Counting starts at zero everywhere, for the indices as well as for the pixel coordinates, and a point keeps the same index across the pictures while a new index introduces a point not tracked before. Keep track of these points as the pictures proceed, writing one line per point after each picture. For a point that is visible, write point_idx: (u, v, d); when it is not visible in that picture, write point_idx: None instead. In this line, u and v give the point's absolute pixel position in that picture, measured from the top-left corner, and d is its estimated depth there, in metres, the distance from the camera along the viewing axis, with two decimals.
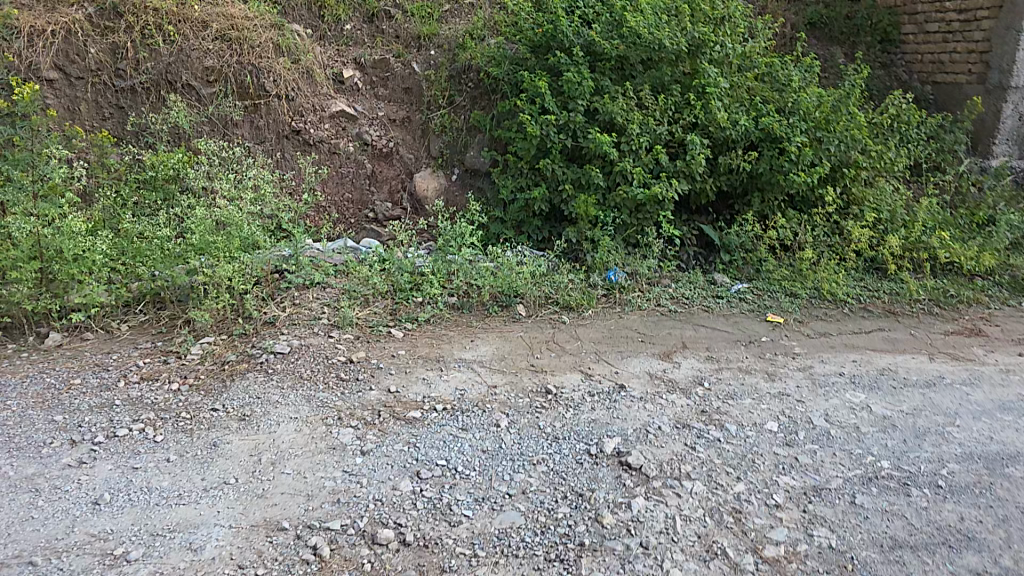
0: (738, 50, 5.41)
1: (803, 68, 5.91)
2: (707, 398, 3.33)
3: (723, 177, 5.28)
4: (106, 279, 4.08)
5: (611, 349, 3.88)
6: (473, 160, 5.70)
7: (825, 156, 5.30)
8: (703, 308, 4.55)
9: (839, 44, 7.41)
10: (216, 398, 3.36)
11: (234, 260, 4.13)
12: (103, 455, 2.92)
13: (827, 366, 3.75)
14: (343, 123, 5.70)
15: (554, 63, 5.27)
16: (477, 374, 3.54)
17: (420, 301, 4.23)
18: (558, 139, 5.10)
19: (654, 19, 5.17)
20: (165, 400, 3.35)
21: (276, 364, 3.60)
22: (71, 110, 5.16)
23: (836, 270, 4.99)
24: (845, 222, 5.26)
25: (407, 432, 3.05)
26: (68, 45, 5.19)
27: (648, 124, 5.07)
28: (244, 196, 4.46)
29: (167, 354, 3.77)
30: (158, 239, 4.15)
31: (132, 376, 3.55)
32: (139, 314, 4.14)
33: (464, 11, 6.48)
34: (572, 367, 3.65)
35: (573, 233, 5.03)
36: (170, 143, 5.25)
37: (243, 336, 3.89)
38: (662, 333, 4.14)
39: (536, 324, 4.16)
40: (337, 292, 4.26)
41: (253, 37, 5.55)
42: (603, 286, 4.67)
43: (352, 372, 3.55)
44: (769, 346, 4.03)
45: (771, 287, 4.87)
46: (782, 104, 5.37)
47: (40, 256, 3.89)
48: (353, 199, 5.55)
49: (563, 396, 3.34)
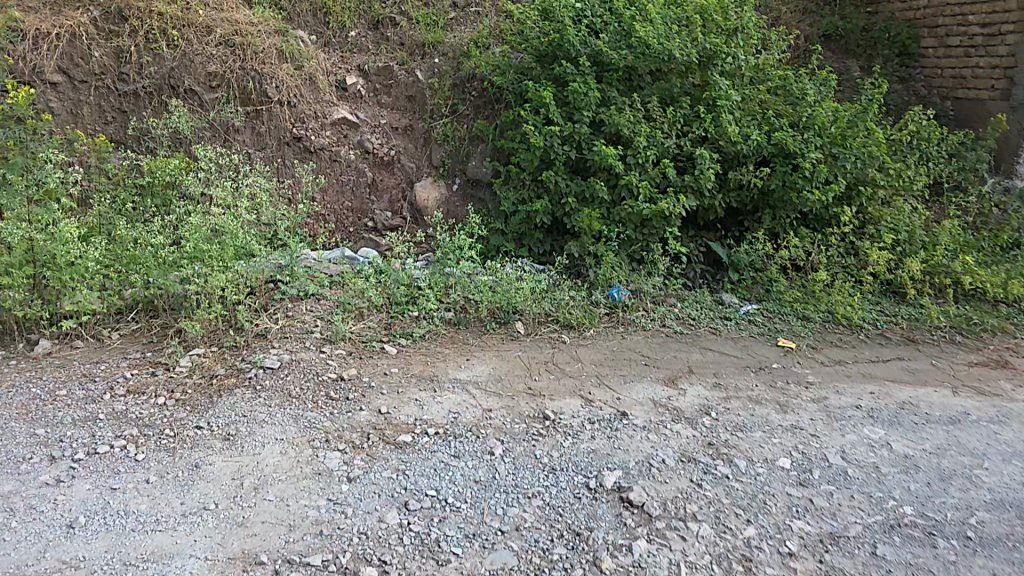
0: (750, 62, 5.28)
1: (818, 82, 5.76)
2: (714, 429, 3.19)
3: (733, 193, 5.12)
4: (99, 285, 3.73)
5: (613, 373, 3.71)
6: (475, 170, 5.55)
7: (840, 173, 5.11)
8: (710, 330, 4.38)
9: (856, 56, 7.26)
10: (201, 415, 3.05)
11: (228, 269, 3.82)
12: (82, 474, 2.65)
13: (843, 398, 3.60)
14: (345, 130, 5.58)
15: (560, 72, 5.11)
16: (471, 397, 3.32)
17: (416, 315, 4.02)
18: (562, 151, 4.95)
19: (664, 29, 5.03)
20: (149, 415, 3.04)
21: (265, 381, 3.29)
22: (74, 114, 5.05)
23: (851, 293, 4.83)
24: (860, 243, 5.10)
25: (396, 458, 2.83)
26: (73, 48, 5.08)
27: (656, 136, 4.92)
28: (240, 204, 4.14)
29: (155, 365, 3.45)
30: (152, 246, 3.83)
31: (118, 390, 3.23)
32: (132, 323, 3.80)
33: (470, 19, 6.36)
34: (572, 391, 3.47)
35: (575, 248, 4.85)
36: (171, 148, 5.11)
37: (234, 349, 3.58)
38: (667, 357, 3.97)
39: (535, 343, 3.99)
40: (332, 305, 3.98)
41: (257, 42, 5.44)
42: (605, 304, 4.51)
43: (342, 391, 3.26)
44: (780, 373, 3.86)
45: (782, 309, 4.71)
46: (796, 118, 5.24)
47: (32, 262, 3.55)
48: (352, 207, 5.41)
49: (561, 423, 3.16)
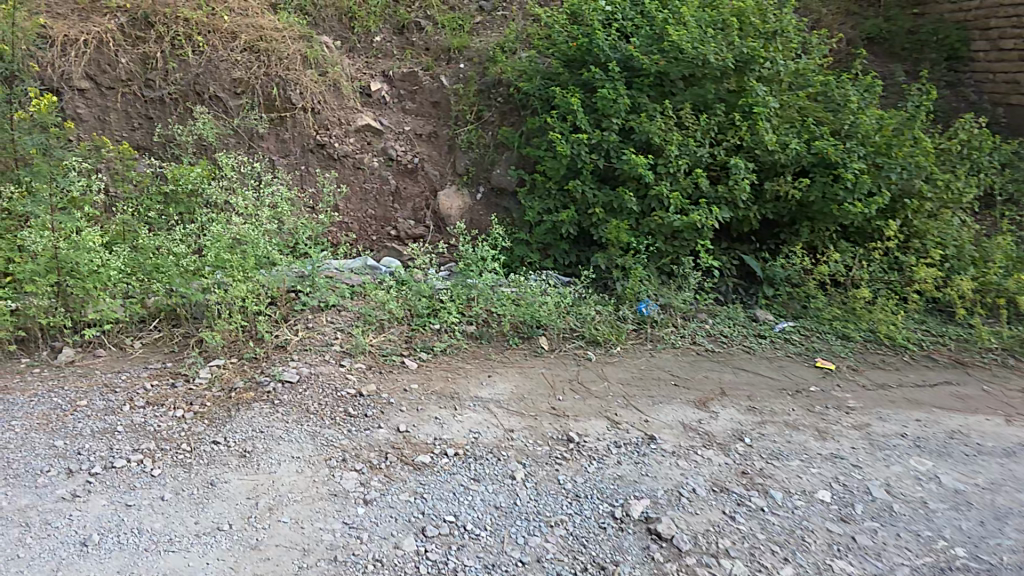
0: (789, 67, 5.11)
1: (861, 88, 5.54)
2: (748, 456, 3.04)
3: (769, 205, 4.99)
4: (123, 293, 3.67)
5: (642, 394, 3.56)
6: (500, 178, 5.43)
7: (885, 184, 4.95)
8: (743, 348, 4.25)
9: (901, 60, 7.01)
10: (218, 430, 2.85)
11: (249, 279, 3.75)
12: (99, 488, 2.44)
13: (887, 425, 3.48)
14: (369, 137, 5.53)
15: (589, 78, 5.00)
16: (492, 416, 3.18)
17: (437, 328, 3.92)
18: (589, 159, 4.83)
19: (698, 33, 4.86)
20: (166, 428, 2.85)
21: (283, 396, 3.12)
22: (101, 120, 5.05)
23: (894, 311, 4.70)
24: (905, 258, 4.94)
25: (415, 480, 2.64)
26: (101, 55, 5.12)
27: (688, 145, 4.77)
28: (263, 213, 4.09)
29: (175, 376, 3.31)
30: (175, 255, 3.80)
31: (137, 401, 3.05)
32: (154, 331, 3.71)
33: (497, 23, 6.28)
34: (599, 413, 3.33)
35: (602, 260, 4.74)
36: (196, 155, 5.09)
37: (253, 361, 3.45)
38: (698, 378, 3.81)
39: (560, 360, 3.86)
40: (352, 317, 3.89)
41: (282, 48, 5.45)
42: (633, 320, 4.36)
43: (361, 408, 3.10)
44: (819, 397, 3.74)
45: (821, 328, 4.60)
46: (839, 126, 5.11)
47: (57, 270, 3.52)
48: (376, 215, 5.34)
49: (586, 446, 3.01)
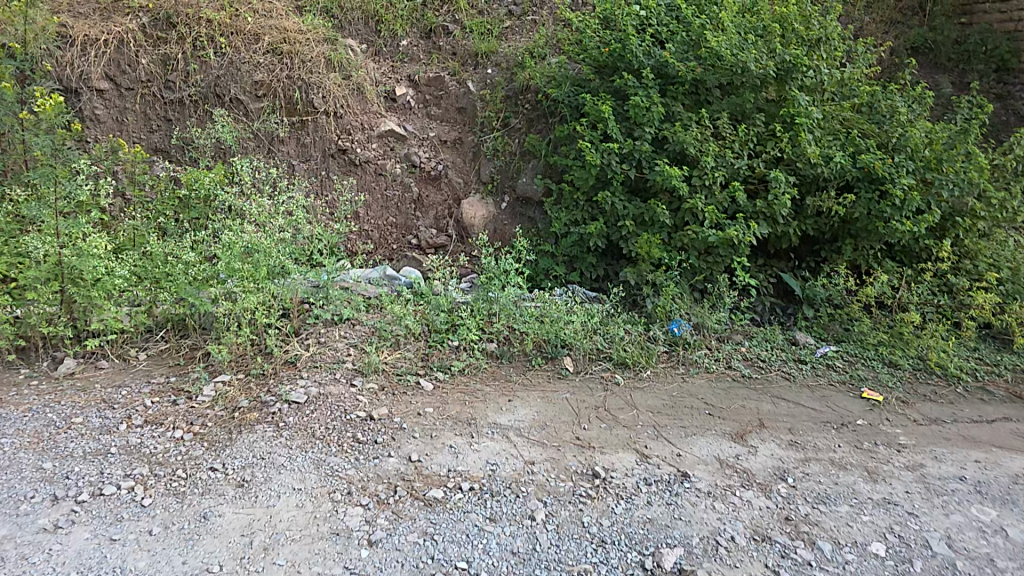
0: (834, 76, 4.83)
1: (909, 98, 5.24)
2: (791, 500, 2.74)
3: (810, 220, 4.72)
4: (130, 301, 3.55)
5: (673, 424, 3.29)
6: (526, 187, 5.22)
7: (935, 201, 4.66)
8: (782, 375, 3.96)
9: (946, 71, 6.69)
10: (217, 455, 2.68)
11: (261, 289, 3.55)
12: (83, 519, 2.27)
13: (944, 466, 3.15)
14: (392, 143, 5.36)
15: (621, 85, 4.74)
16: (512, 446, 2.94)
17: (456, 346, 3.70)
18: (620, 170, 4.59)
19: (738, 39, 4.59)
20: (162, 451, 2.69)
21: (290, 417, 2.93)
22: (119, 122, 4.97)
23: (946, 337, 4.37)
24: (956, 280, 4.62)
25: (425, 519, 2.41)
26: (121, 55, 5.01)
27: (725, 156, 4.51)
28: (276, 219, 3.89)
29: (177, 393, 3.15)
30: (183, 263, 3.60)
31: (135, 420, 2.91)
32: (160, 341, 3.59)
33: (526, 27, 6.04)
34: (626, 444, 3.08)
35: (632, 275, 4.50)
36: (214, 158, 5.00)
37: (260, 378, 3.27)
38: (734, 407, 3.53)
39: (586, 383, 3.61)
40: (367, 332, 3.69)
41: (305, 51, 5.29)
42: (664, 341, 4.11)
43: (371, 433, 2.88)
44: (867, 432, 3.42)
45: (866, 353, 4.29)
46: (885, 139, 4.83)
47: (60, 277, 3.39)
48: (397, 223, 5.20)
49: (613, 483, 2.75)
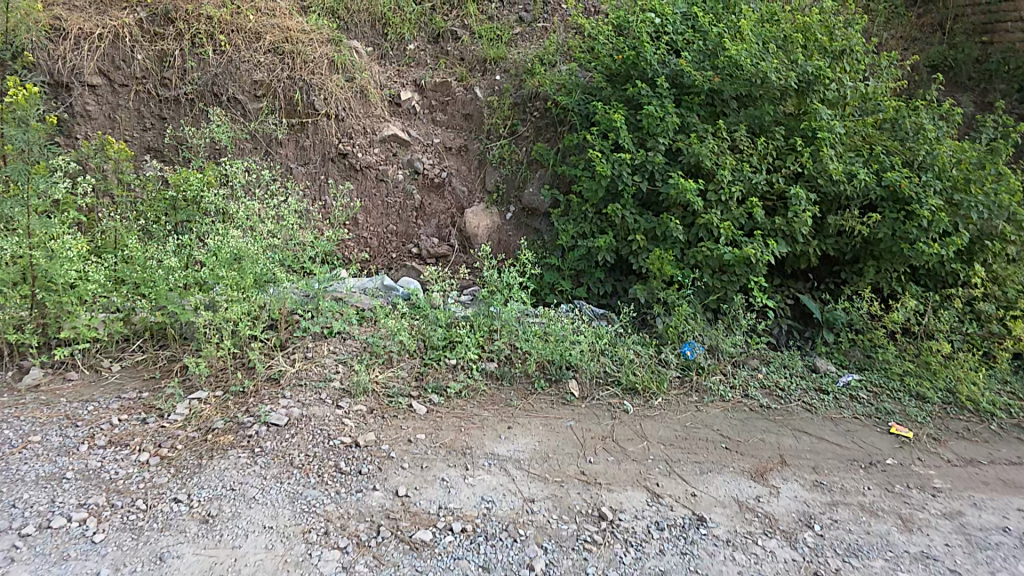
0: (858, 91, 4.59)
1: (935, 116, 4.98)
2: (820, 551, 2.46)
3: (831, 240, 4.46)
4: (106, 308, 3.29)
5: (687, 459, 3.02)
6: (532, 197, 4.97)
7: (963, 223, 4.39)
8: (803, 406, 3.69)
9: (967, 90, 6.42)
10: (182, 484, 2.42)
11: (246, 299, 3.29)
12: (22, 557, 2.01)
13: (984, 515, 2.86)
14: (395, 148, 5.13)
15: (634, 93, 4.50)
16: (511, 481, 2.67)
17: (453, 364, 3.42)
18: (632, 182, 4.34)
19: (758, 49, 4.36)
20: (123, 477, 2.44)
21: (267, 443, 2.67)
22: (111, 119, 4.73)
23: (976, 368, 4.09)
24: (986, 307, 4.35)
25: (410, 566, 2.15)
26: (115, 50, 4.77)
27: (743, 170, 4.26)
28: (265, 225, 3.63)
29: (148, 411, 2.89)
30: (163, 268, 3.34)
31: (98, 440, 2.65)
32: (137, 352, 3.30)
33: (536, 34, 5.75)
34: (635, 481, 2.80)
35: (642, 293, 4.23)
36: (208, 159, 4.77)
37: (240, 396, 3.01)
38: (752, 441, 3.26)
39: (592, 411, 3.34)
40: (358, 347, 3.42)
41: (308, 51, 5.06)
42: (676, 364, 3.83)
43: (355, 463, 2.62)
44: (897, 474, 3.14)
45: (891, 383, 4.01)
46: (913, 157, 4.56)
47: (29, 281, 3.13)
48: (397, 231, 4.98)
49: (622, 527, 2.48)
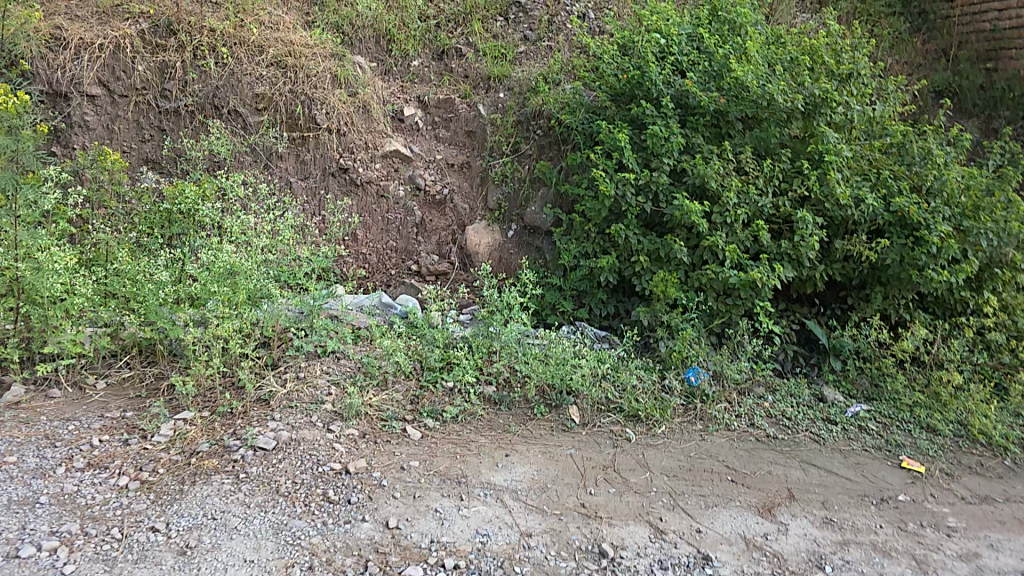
0: (865, 114, 4.52)
1: (944, 141, 4.91)
2: None
3: (838, 265, 4.36)
4: (94, 323, 3.20)
5: (691, 492, 2.90)
6: (534, 216, 4.89)
7: (973, 250, 4.30)
8: (810, 437, 3.57)
9: (972, 117, 6.38)
10: (161, 512, 2.31)
11: (236, 317, 3.19)
12: None
13: (1002, 558, 2.74)
14: (396, 164, 5.06)
15: (638, 113, 4.43)
16: (507, 513, 2.56)
17: (450, 387, 3.31)
18: (635, 203, 4.26)
19: (765, 71, 4.30)
20: (100, 503, 2.33)
21: (252, 468, 2.56)
22: (109, 130, 4.68)
23: (988, 399, 3.97)
24: (997, 337, 4.24)
25: None
26: (116, 61, 4.73)
27: (749, 192, 4.18)
28: (259, 240, 3.53)
29: (131, 431, 2.78)
30: (153, 283, 3.24)
31: (76, 462, 2.55)
32: (123, 369, 3.20)
33: (540, 52, 5.71)
34: (637, 514, 2.68)
35: (645, 316, 4.12)
36: (206, 172, 4.70)
37: (227, 418, 2.89)
38: (758, 474, 3.14)
39: (593, 438, 3.22)
40: (353, 368, 3.28)
41: (310, 65, 5.01)
42: (680, 391, 3.71)
43: (344, 491, 2.51)
44: (909, 511, 3.02)
45: (901, 414, 3.89)
46: (922, 182, 4.47)
47: (15, 294, 3.04)
48: (396, 248, 4.90)
49: (623, 565, 2.35)
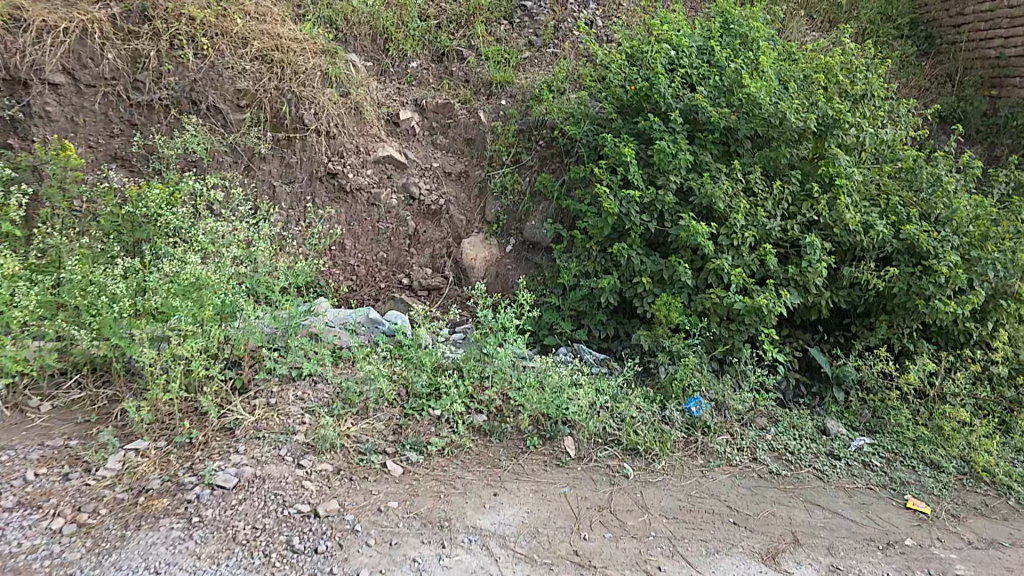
0: (875, 138, 4.31)
1: (956, 168, 4.73)
2: None
3: (843, 292, 4.11)
4: (40, 337, 2.88)
5: (693, 537, 2.64)
6: (534, 230, 4.64)
7: (979, 281, 4.05)
8: (814, 473, 3.32)
9: (971, 142, 6.20)
10: (96, 564, 2.04)
11: (203, 336, 2.89)
12: None
13: None
14: (389, 170, 4.80)
15: (646, 127, 4.19)
16: (494, 563, 2.29)
17: (437, 416, 3.03)
18: (640, 222, 4.01)
19: (778, 90, 4.14)
20: (26, 552, 2.05)
21: (206, 512, 2.28)
22: (74, 123, 4.31)
23: (989, 435, 3.77)
24: (998, 370, 4.02)
25: None
26: (83, 47, 4.36)
27: (757, 215, 3.95)
28: (231, 249, 3.25)
29: (73, 464, 2.49)
30: (107, 294, 2.93)
31: (4, 500, 2.25)
32: (72, 389, 2.89)
33: (547, 60, 5.48)
34: (635, 564, 2.42)
35: (647, 340, 3.87)
36: (180, 171, 4.40)
37: (185, 450, 2.61)
38: (761, 515, 2.88)
39: (589, 475, 2.96)
40: (331, 394, 3.01)
41: (298, 62, 4.76)
42: (681, 423, 3.45)
43: (313, 538, 2.23)
44: (918, 557, 2.78)
45: (905, 449, 3.65)
46: (929, 209, 4.27)
47: None
48: (387, 259, 4.63)
49: None
